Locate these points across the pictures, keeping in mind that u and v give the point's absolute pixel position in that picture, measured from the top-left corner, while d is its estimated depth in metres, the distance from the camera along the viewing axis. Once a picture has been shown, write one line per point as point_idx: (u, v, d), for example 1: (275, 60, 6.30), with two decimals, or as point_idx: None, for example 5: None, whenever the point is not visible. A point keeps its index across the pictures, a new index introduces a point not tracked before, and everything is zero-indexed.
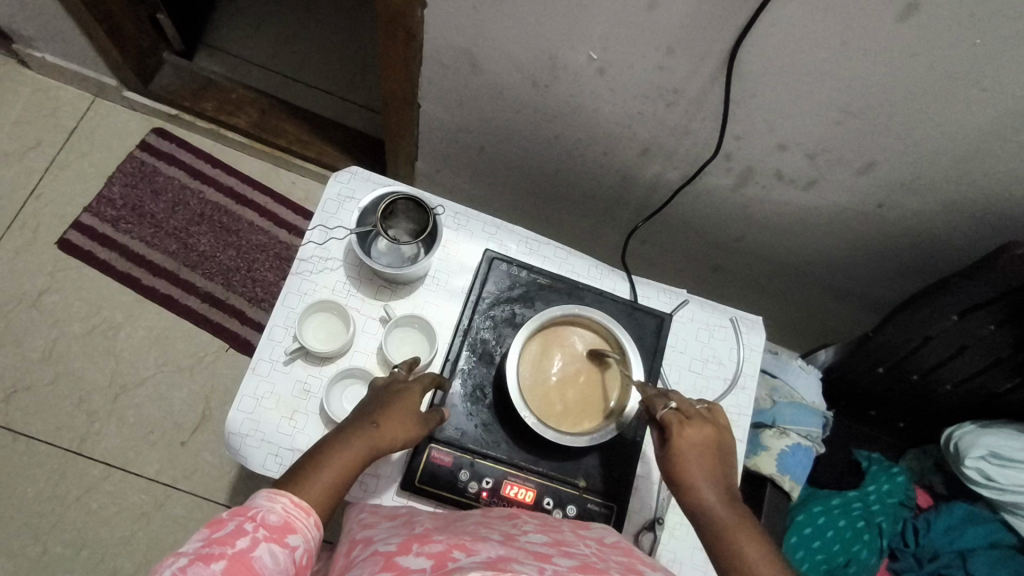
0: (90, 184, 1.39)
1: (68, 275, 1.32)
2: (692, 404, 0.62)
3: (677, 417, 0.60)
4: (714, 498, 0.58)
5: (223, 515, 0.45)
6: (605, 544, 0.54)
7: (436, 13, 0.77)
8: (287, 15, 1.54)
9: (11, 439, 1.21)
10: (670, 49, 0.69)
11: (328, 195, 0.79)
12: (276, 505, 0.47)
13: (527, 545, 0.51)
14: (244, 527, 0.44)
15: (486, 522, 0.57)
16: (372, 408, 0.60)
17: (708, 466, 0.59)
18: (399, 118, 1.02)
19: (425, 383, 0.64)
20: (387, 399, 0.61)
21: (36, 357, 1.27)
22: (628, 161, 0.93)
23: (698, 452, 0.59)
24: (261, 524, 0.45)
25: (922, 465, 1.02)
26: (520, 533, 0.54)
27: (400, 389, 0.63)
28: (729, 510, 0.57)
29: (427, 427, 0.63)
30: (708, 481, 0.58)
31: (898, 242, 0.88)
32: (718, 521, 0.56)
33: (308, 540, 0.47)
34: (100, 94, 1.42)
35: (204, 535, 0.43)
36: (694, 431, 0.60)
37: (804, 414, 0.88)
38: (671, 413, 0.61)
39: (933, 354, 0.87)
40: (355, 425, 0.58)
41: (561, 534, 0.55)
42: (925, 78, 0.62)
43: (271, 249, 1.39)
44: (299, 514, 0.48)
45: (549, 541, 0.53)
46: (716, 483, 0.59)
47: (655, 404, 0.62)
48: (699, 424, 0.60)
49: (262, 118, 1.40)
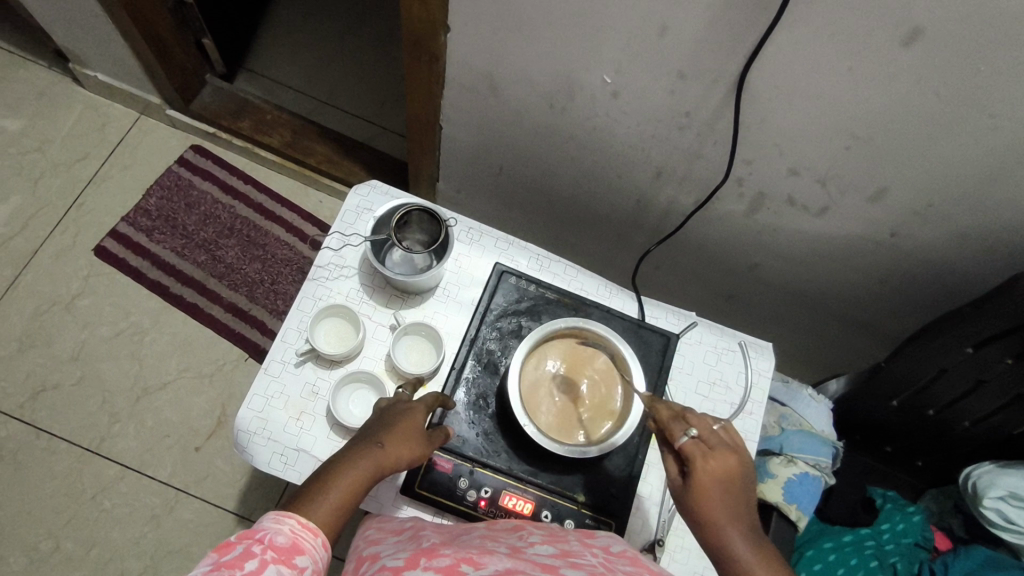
0: (129, 195, 1.46)
1: (102, 280, 1.38)
2: (713, 429, 0.58)
3: (698, 448, 0.56)
4: (739, 539, 0.53)
5: (231, 539, 0.43)
6: (611, 554, 0.53)
7: (459, 36, 0.81)
8: (325, 44, 1.62)
9: (35, 436, 1.25)
10: (681, 74, 0.72)
11: (348, 206, 0.82)
12: (283, 526, 0.46)
13: (534, 557, 0.49)
14: (252, 549, 0.43)
15: (491, 536, 0.56)
16: (378, 428, 0.59)
17: (731, 502, 0.55)
18: (422, 138, 1.05)
19: (429, 403, 0.64)
20: (392, 418, 0.60)
21: (65, 358, 1.31)
22: (642, 185, 0.95)
23: (720, 487, 0.55)
24: (269, 546, 0.44)
25: (941, 507, 0.99)
26: (526, 546, 0.53)
27: (404, 410, 0.62)
28: (754, 550, 0.53)
29: (433, 444, 0.62)
30: (732, 519, 0.54)
31: (913, 273, 0.88)
32: (744, 564, 0.52)
33: (315, 560, 0.46)
34: (145, 112, 1.51)
35: (212, 560, 0.42)
36: (717, 463, 0.55)
37: (814, 443, 0.86)
38: (692, 443, 0.57)
39: (949, 389, 0.85)
40: (362, 443, 0.57)
41: (568, 545, 0.53)
42: (932, 105, 0.63)
43: (295, 263, 1.43)
44: (306, 535, 0.47)
45: (557, 552, 0.51)
46: (741, 522, 0.54)
47: (676, 432, 0.59)
48: (722, 455, 0.56)
49: (295, 138, 1.46)
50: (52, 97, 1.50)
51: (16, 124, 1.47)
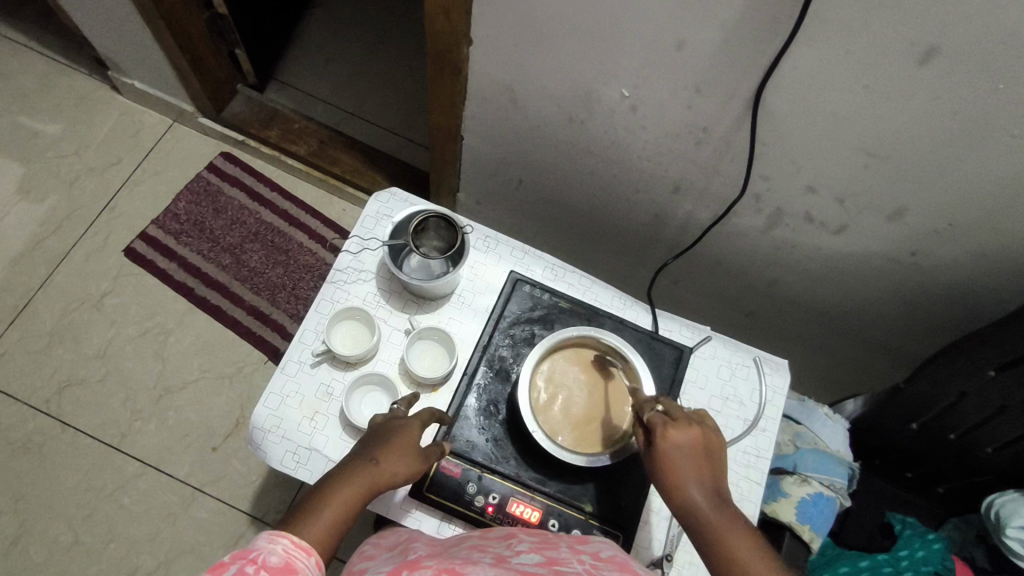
0: (160, 199, 1.50)
1: (131, 281, 1.42)
2: (678, 407, 0.62)
3: (662, 419, 0.60)
4: (704, 499, 0.56)
5: (224, 558, 0.42)
6: (599, 560, 0.53)
7: (480, 49, 0.82)
8: (354, 57, 1.66)
9: (60, 430, 1.29)
10: (698, 89, 0.72)
11: (368, 212, 0.84)
12: (276, 546, 0.46)
13: (518, 566, 0.51)
14: (245, 570, 0.42)
15: (482, 546, 0.57)
16: (372, 444, 0.61)
17: (696, 466, 0.57)
18: (444, 149, 1.07)
19: (424, 419, 0.65)
20: (388, 434, 0.63)
21: (92, 355, 1.35)
22: (659, 199, 0.95)
23: (685, 453, 0.58)
24: (262, 567, 0.43)
25: (964, 536, 0.95)
26: (512, 555, 0.54)
27: (400, 424, 0.64)
28: (717, 509, 0.55)
29: (427, 463, 0.64)
30: (696, 481, 0.56)
31: (935, 294, 0.86)
32: (709, 522, 0.54)
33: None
34: (179, 119, 1.56)
35: None
36: (680, 431, 0.58)
37: (828, 463, 0.85)
38: (657, 416, 0.60)
39: (971, 413, 0.83)
40: (356, 462, 0.59)
41: (555, 551, 0.54)
42: (951, 124, 0.63)
43: (316, 269, 1.46)
44: (299, 555, 0.47)
45: (542, 561, 0.53)
46: (706, 483, 0.57)
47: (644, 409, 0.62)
48: (685, 425, 0.59)
49: (320, 147, 1.50)
50: (92, 103, 1.56)
51: (57, 128, 1.53)
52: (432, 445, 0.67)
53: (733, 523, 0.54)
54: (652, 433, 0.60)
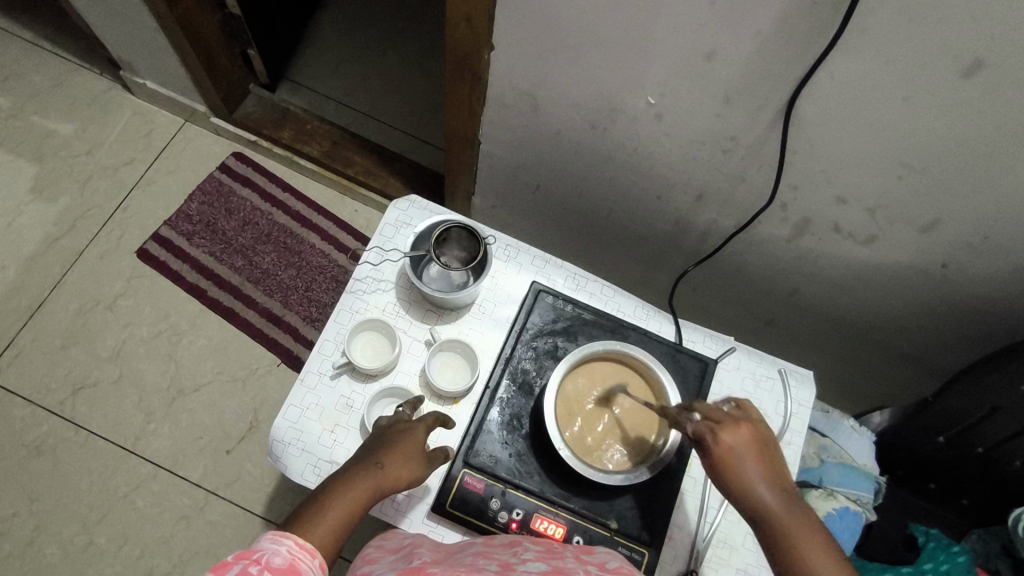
0: (172, 200, 1.49)
1: (143, 282, 1.41)
2: (719, 408, 0.60)
3: (708, 425, 0.58)
4: (769, 495, 0.56)
5: (229, 558, 0.44)
6: (605, 570, 0.54)
7: (502, 56, 0.81)
8: (367, 56, 1.65)
9: (73, 432, 1.29)
10: (727, 98, 0.71)
11: (387, 220, 0.83)
12: (280, 547, 0.48)
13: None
14: (248, 571, 0.44)
15: (486, 553, 0.57)
16: (377, 448, 0.62)
17: (754, 463, 0.57)
18: (461, 153, 1.06)
19: (430, 422, 0.65)
20: (392, 438, 0.63)
21: (105, 356, 1.35)
22: (682, 207, 0.94)
23: (741, 455, 0.57)
24: (265, 568, 0.45)
25: (988, 548, 0.94)
26: (518, 562, 0.55)
27: (405, 428, 0.64)
28: (787, 506, 0.55)
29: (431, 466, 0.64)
30: (758, 481, 0.56)
31: (965, 306, 0.85)
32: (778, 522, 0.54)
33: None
34: (190, 119, 1.55)
35: None
36: (730, 432, 0.58)
37: (854, 477, 0.83)
38: (701, 424, 0.59)
39: (1003, 427, 0.80)
40: (360, 464, 0.60)
41: (561, 562, 0.55)
42: (991, 137, 0.61)
43: (329, 272, 1.45)
44: (303, 556, 0.49)
45: (547, 569, 0.53)
46: (767, 479, 0.57)
47: (682, 419, 0.60)
48: (734, 424, 0.58)
49: (333, 148, 1.48)
50: (103, 103, 1.56)
51: (69, 128, 1.52)
52: (436, 447, 0.67)
53: (804, 519, 0.54)
54: (703, 443, 0.58)
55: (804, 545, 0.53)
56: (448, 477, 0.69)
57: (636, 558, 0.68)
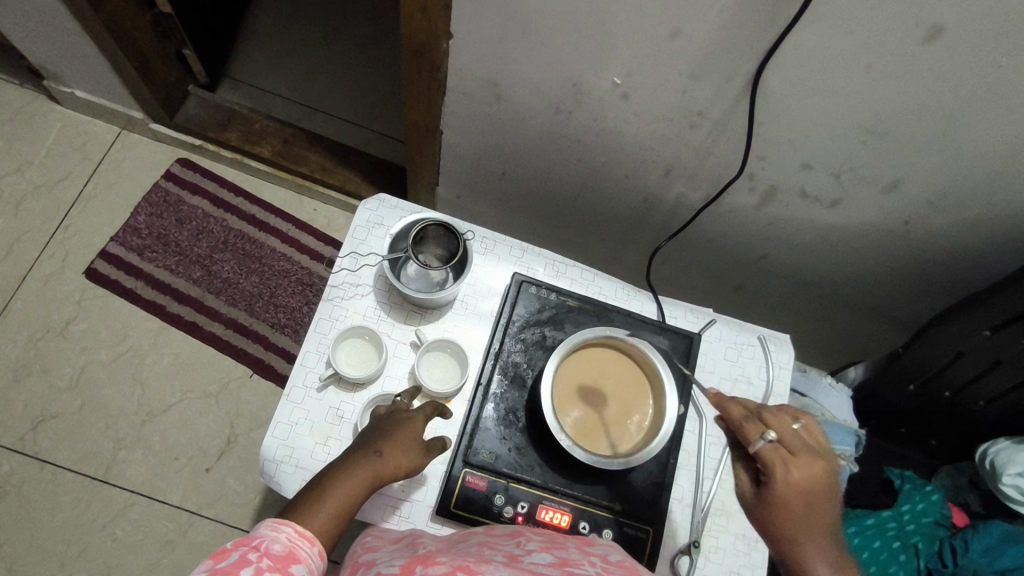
0: (117, 214, 1.42)
1: (95, 304, 1.34)
2: (794, 435, 0.55)
3: (778, 455, 0.54)
4: (816, 549, 0.52)
5: (228, 544, 0.44)
6: (609, 562, 0.54)
7: (460, 44, 0.79)
8: (309, 48, 1.58)
9: (38, 468, 1.22)
10: (693, 75, 0.71)
11: (358, 222, 0.81)
12: (279, 535, 0.48)
13: (531, 565, 0.50)
14: (247, 557, 0.44)
15: (489, 542, 0.56)
16: (376, 436, 0.62)
17: (813, 515, 0.53)
18: (422, 145, 1.03)
19: (428, 412, 0.66)
20: (390, 425, 0.63)
21: (63, 386, 1.28)
22: (650, 183, 0.94)
23: (803, 496, 0.53)
24: (265, 555, 0.45)
25: (957, 482, 1.01)
26: (524, 553, 0.54)
27: (403, 418, 0.65)
28: (832, 563, 0.51)
29: (430, 455, 0.65)
30: (813, 538, 0.52)
31: (927, 258, 0.88)
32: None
33: (311, 569, 0.47)
34: (127, 127, 1.46)
35: (208, 565, 0.43)
36: (801, 474, 0.53)
37: (839, 432, 0.87)
38: (772, 452, 0.54)
39: (965, 371, 0.87)
40: (361, 454, 0.59)
41: (565, 552, 0.54)
42: (951, 98, 0.63)
43: (294, 275, 1.41)
44: (302, 543, 0.48)
45: (554, 561, 0.52)
46: (820, 538, 0.53)
47: (753, 440, 0.55)
48: (807, 460, 0.54)
49: (284, 147, 1.43)
50: (28, 116, 1.45)
51: None
52: (435, 438, 0.67)
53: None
54: (767, 471, 0.54)
55: None
56: (449, 478, 0.69)
57: (641, 536, 0.70)
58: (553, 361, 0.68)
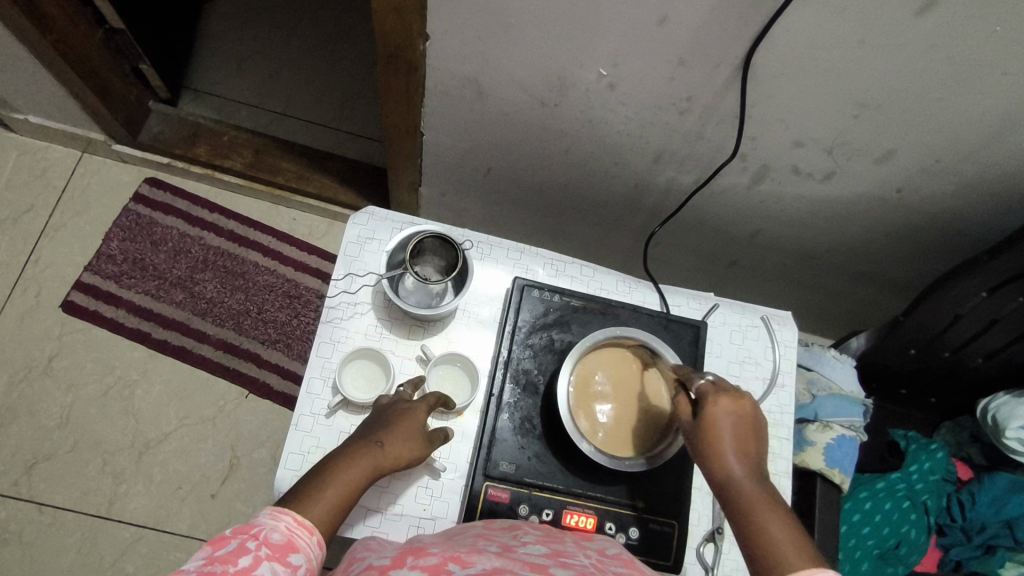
0: (88, 242, 1.36)
1: (76, 337, 1.29)
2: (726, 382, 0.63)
3: (712, 388, 0.61)
4: (741, 470, 0.57)
5: (226, 533, 0.46)
6: (605, 555, 0.53)
7: (438, 45, 0.76)
8: (270, 52, 1.52)
9: (37, 512, 1.19)
10: (682, 61, 0.69)
11: (349, 238, 0.78)
12: (279, 523, 0.50)
13: (524, 556, 0.49)
14: (246, 544, 0.46)
15: (486, 536, 0.56)
16: (380, 427, 0.63)
17: (739, 438, 0.58)
18: (402, 149, 0.99)
19: (431, 402, 0.67)
20: (394, 418, 0.64)
21: (53, 425, 1.24)
22: (640, 170, 0.92)
23: (729, 420, 0.59)
24: (263, 543, 0.47)
25: (959, 438, 1.04)
26: (518, 544, 0.53)
27: (405, 408, 0.66)
28: (754, 482, 0.56)
29: (432, 447, 0.66)
30: (736, 456, 0.57)
31: (920, 222, 0.89)
32: (744, 495, 0.55)
33: (309, 558, 0.50)
34: (88, 149, 1.40)
35: (205, 553, 0.44)
36: (727, 401, 0.60)
37: (845, 405, 0.88)
38: (707, 384, 0.61)
39: (964, 331, 0.88)
40: (361, 445, 0.61)
41: (561, 545, 0.53)
42: (944, 68, 0.63)
43: (279, 288, 1.37)
44: (301, 533, 0.51)
45: (548, 552, 0.51)
46: (744, 458, 0.58)
47: (694, 379, 0.64)
48: (736, 396, 0.60)
49: (256, 157, 1.38)
50: None
51: None
52: (436, 428, 0.69)
53: (769, 498, 0.55)
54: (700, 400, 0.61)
55: (763, 519, 0.53)
56: (471, 494, 0.68)
57: (668, 530, 0.70)
58: (580, 347, 0.68)
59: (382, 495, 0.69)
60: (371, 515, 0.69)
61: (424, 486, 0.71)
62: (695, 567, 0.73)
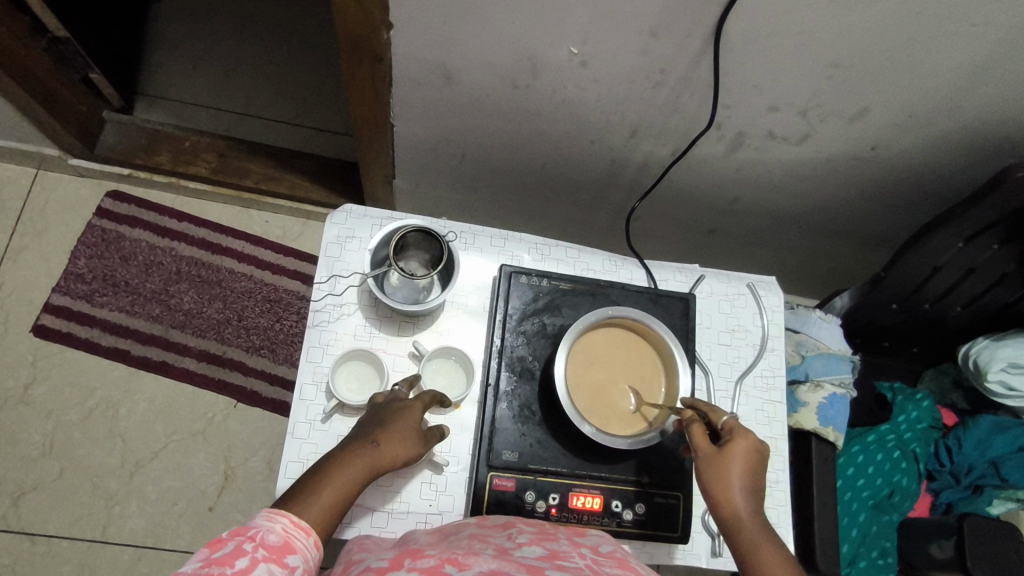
0: (53, 262, 1.31)
1: (51, 361, 1.25)
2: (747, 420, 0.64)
3: (735, 425, 0.62)
4: (747, 508, 0.58)
5: (222, 536, 0.46)
6: (599, 553, 0.53)
7: (403, 33, 0.73)
8: (225, 50, 1.47)
9: (29, 543, 1.16)
10: (653, 32, 0.68)
11: (328, 239, 0.76)
12: (275, 525, 0.50)
13: (521, 559, 0.49)
14: (244, 546, 0.46)
15: (481, 536, 0.55)
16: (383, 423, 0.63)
17: (751, 475, 0.60)
18: (374, 143, 0.97)
19: (427, 402, 0.66)
20: (390, 417, 0.63)
21: (37, 454, 1.21)
22: (616, 145, 0.92)
23: (747, 458, 0.60)
24: (261, 545, 0.47)
25: (941, 384, 1.08)
26: (514, 547, 0.52)
27: (402, 407, 0.64)
28: (756, 521, 0.58)
29: (429, 445, 0.65)
30: (746, 492, 0.59)
31: (893, 177, 0.90)
32: (748, 533, 0.57)
33: (307, 559, 0.50)
34: (42, 166, 1.34)
35: (203, 556, 0.44)
36: (749, 439, 0.61)
37: (834, 363, 0.90)
38: (731, 421, 0.62)
39: (944, 281, 0.90)
40: (356, 445, 0.60)
41: (556, 544, 0.53)
42: (912, 21, 0.63)
43: (259, 294, 1.34)
44: (298, 534, 0.51)
45: (544, 554, 0.50)
46: (753, 496, 0.59)
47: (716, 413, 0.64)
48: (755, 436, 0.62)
49: (222, 161, 1.34)
50: None
51: None
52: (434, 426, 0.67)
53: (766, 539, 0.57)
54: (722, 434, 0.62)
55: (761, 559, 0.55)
56: (477, 486, 0.68)
57: (674, 502, 0.70)
58: (573, 331, 0.68)
59: (385, 495, 0.69)
60: (380, 517, 0.68)
61: (427, 481, 0.70)
62: (702, 534, 0.74)
